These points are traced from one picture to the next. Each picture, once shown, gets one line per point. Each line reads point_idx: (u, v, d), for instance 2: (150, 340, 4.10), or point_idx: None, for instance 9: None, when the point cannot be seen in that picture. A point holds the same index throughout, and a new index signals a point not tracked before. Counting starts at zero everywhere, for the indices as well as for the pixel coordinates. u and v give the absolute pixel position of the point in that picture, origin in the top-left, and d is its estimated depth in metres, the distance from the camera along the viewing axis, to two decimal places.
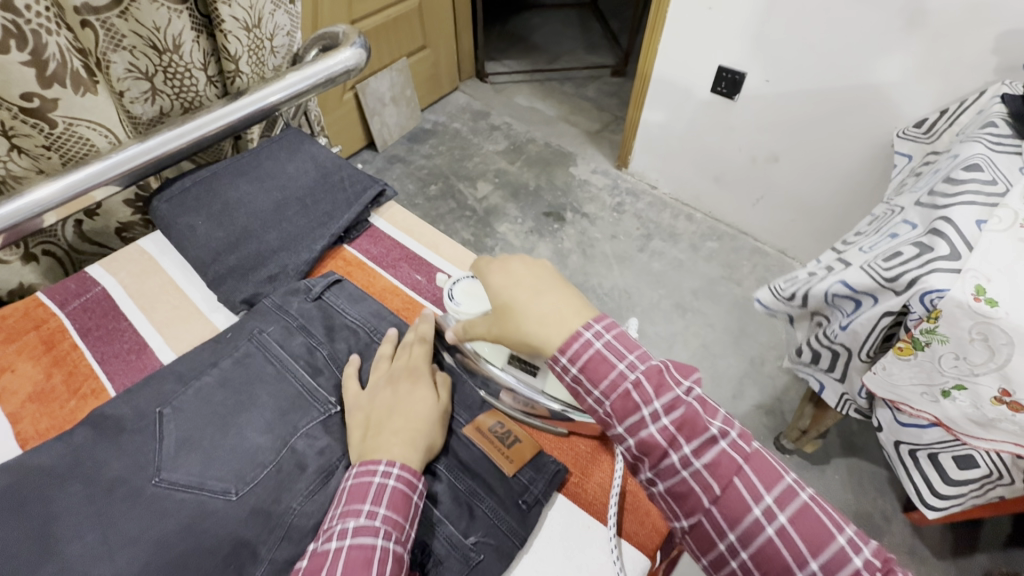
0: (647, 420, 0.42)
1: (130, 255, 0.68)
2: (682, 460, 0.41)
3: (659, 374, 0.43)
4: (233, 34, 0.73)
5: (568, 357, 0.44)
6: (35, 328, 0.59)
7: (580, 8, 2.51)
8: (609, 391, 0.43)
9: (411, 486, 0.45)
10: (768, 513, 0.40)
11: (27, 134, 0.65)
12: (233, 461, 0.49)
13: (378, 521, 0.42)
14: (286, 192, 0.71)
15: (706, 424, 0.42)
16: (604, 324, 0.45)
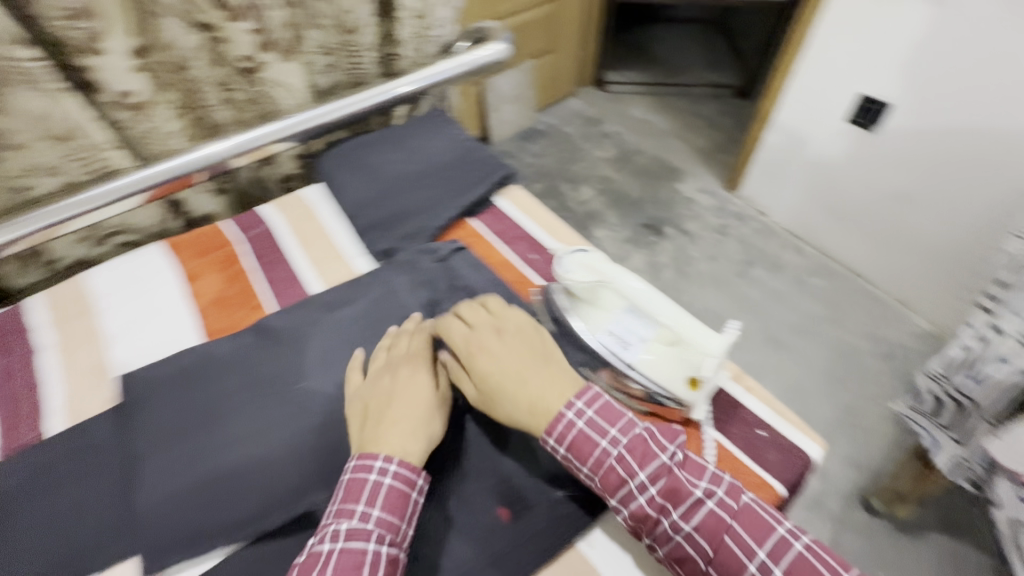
0: (637, 494, 0.45)
1: (295, 201, 0.79)
2: (675, 527, 0.44)
3: (641, 445, 0.47)
4: (403, 21, 0.84)
5: (555, 438, 0.48)
6: (220, 248, 0.71)
7: (709, 24, 2.45)
8: (596, 468, 0.47)
9: (408, 488, 0.46)
10: (762, 568, 0.42)
11: (239, 91, 0.75)
12: None
13: (371, 523, 0.44)
14: (427, 166, 0.79)
15: (689, 490, 0.45)
16: (583, 399, 0.49)
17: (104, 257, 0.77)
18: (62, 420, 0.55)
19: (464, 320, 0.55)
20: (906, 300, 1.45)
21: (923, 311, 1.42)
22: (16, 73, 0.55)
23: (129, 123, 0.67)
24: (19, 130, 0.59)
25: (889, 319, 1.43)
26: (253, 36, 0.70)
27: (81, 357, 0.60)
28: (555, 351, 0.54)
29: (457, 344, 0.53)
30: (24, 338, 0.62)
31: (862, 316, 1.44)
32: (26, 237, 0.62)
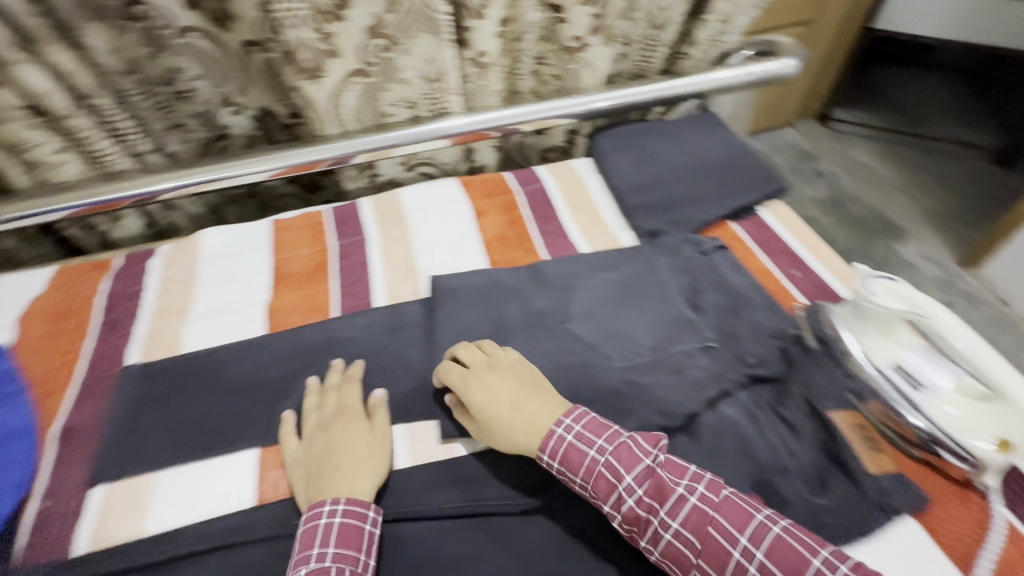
0: (624, 496, 0.47)
1: (567, 168, 0.87)
2: (662, 525, 0.45)
3: (574, 450, 0.49)
4: (707, 24, 0.87)
5: (549, 455, 0.50)
6: (504, 194, 0.82)
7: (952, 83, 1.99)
8: (587, 475, 0.48)
9: (357, 518, 0.48)
10: (746, 554, 0.42)
11: (551, 64, 0.85)
12: (621, 341, 0.62)
13: (328, 560, 0.45)
14: (700, 162, 0.81)
15: (671, 487, 0.45)
16: (572, 417, 0.51)
17: (408, 180, 0.91)
18: (382, 300, 0.69)
19: (460, 362, 0.57)
20: None
21: None
22: (424, 21, 0.67)
23: (472, 77, 0.78)
24: (406, 68, 0.72)
25: None
26: (590, 18, 0.78)
27: (396, 255, 0.74)
28: (543, 377, 0.56)
29: (457, 379, 0.55)
30: (357, 227, 0.78)
31: None
32: (374, 153, 0.78)
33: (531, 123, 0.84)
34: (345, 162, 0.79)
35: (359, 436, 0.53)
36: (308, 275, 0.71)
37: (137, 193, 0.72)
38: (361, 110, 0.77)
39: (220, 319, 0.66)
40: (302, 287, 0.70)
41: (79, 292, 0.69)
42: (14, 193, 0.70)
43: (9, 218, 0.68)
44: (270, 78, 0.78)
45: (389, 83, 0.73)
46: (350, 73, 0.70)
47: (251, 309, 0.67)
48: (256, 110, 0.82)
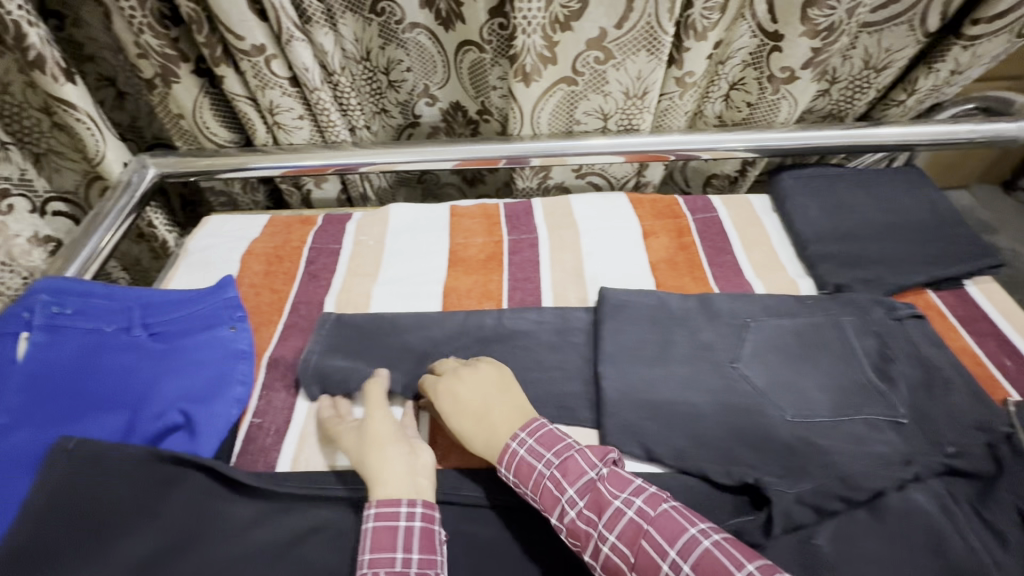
0: (566, 507, 0.48)
1: (743, 203, 0.85)
2: (600, 538, 0.46)
3: (527, 465, 0.51)
4: (935, 73, 0.79)
5: (505, 466, 0.51)
6: (674, 218, 0.82)
7: None
8: (535, 488, 0.50)
9: (388, 519, 0.47)
10: (675, 566, 0.42)
11: (747, 91, 0.83)
12: (795, 394, 0.59)
13: (366, 566, 0.45)
14: (901, 220, 0.75)
15: (609, 500, 0.47)
16: (527, 430, 0.53)
17: (576, 188, 0.93)
18: (550, 302, 0.71)
19: (435, 371, 0.60)
20: None
21: None
22: (647, 40, 0.68)
23: (669, 96, 0.79)
24: (613, 82, 0.74)
25: None
26: (808, 51, 0.73)
27: (563, 260, 0.76)
28: (514, 390, 0.57)
29: (428, 385, 0.58)
30: (530, 225, 0.81)
31: None
32: (548, 158, 0.80)
33: (710, 152, 0.83)
34: (522, 163, 0.82)
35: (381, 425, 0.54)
36: (483, 263, 0.75)
37: (344, 163, 0.80)
38: (555, 115, 0.80)
39: (403, 289, 0.72)
40: (477, 273, 0.74)
41: (290, 241, 0.79)
42: (255, 147, 0.81)
43: (250, 169, 0.79)
44: (473, 77, 0.86)
45: (592, 93, 0.76)
46: (558, 80, 0.74)
47: (430, 285, 0.73)
48: (448, 103, 0.92)
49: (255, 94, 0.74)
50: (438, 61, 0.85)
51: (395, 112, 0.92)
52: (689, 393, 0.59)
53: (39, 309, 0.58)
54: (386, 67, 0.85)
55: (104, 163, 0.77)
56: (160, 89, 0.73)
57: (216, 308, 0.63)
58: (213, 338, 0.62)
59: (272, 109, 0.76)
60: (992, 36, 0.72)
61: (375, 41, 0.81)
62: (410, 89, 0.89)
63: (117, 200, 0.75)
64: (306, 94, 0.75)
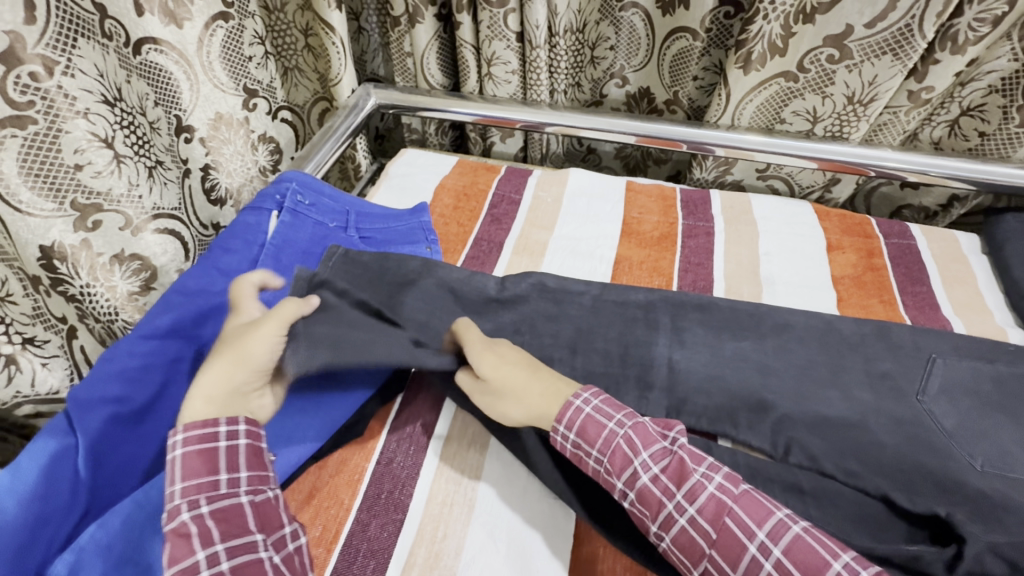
0: (639, 471, 0.47)
1: (947, 236, 0.78)
2: (677, 509, 0.45)
3: (594, 423, 0.49)
4: None
5: (566, 426, 0.50)
6: (863, 238, 0.77)
7: None
8: (604, 448, 0.48)
9: (205, 441, 0.45)
10: (763, 547, 0.42)
11: (985, 118, 0.76)
12: (987, 443, 0.54)
13: (182, 496, 0.43)
14: None
15: (691, 470, 0.46)
16: (591, 392, 0.52)
17: (753, 188, 0.91)
18: (723, 291, 0.70)
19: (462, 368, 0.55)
20: None
21: None
22: (890, 45, 0.65)
23: (894, 110, 0.74)
24: (839, 84, 0.71)
25: None
26: None
27: (739, 254, 0.75)
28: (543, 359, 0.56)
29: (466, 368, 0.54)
30: (706, 214, 0.81)
31: None
32: (730, 150, 0.80)
33: (918, 175, 0.77)
34: (703, 151, 0.81)
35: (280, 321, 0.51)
36: (657, 240, 0.77)
37: (536, 121, 0.85)
38: (760, 111, 0.78)
39: (577, 248, 0.75)
40: (649, 248, 0.76)
41: (477, 184, 0.85)
42: (463, 93, 0.88)
43: (454, 112, 0.86)
44: (674, 68, 0.85)
45: (810, 93, 0.74)
46: (778, 73, 0.73)
47: (603, 250, 0.75)
48: (637, 88, 0.93)
49: (481, 43, 0.80)
50: (644, 43, 0.86)
51: (586, 88, 0.95)
52: (866, 412, 0.56)
53: (289, 195, 0.68)
54: (594, 43, 0.88)
55: (339, 85, 0.86)
56: (402, 27, 0.82)
57: (413, 228, 0.73)
58: (412, 252, 0.72)
59: (490, 60, 0.82)
60: None
61: (592, 16, 0.84)
62: (608, 68, 0.91)
63: (344, 118, 0.85)
64: (527, 50, 0.80)
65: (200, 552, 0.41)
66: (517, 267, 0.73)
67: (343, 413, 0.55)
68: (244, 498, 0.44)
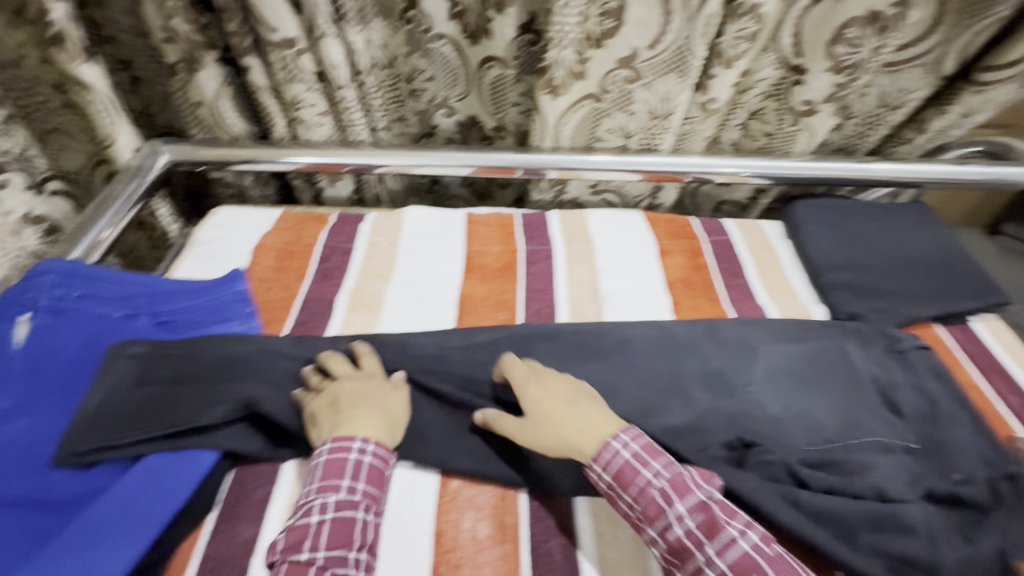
0: (673, 522, 0.45)
1: (756, 228, 0.86)
2: (707, 562, 0.43)
3: (630, 466, 0.48)
4: (943, 117, 0.83)
5: (602, 466, 0.49)
6: (688, 240, 0.82)
7: None
8: (635, 495, 0.47)
9: (343, 451, 0.49)
10: None
11: (765, 119, 0.85)
12: (801, 422, 0.58)
13: (359, 493, 0.48)
14: (910, 254, 0.76)
15: (724, 525, 0.44)
16: (630, 433, 0.51)
17: (589, 204, 0.94)
18: (567, 316, 0.70)
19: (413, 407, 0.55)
20: None
21: None
22: (678, 64, 0.69)
23: (691, 120, 0.80)
24: (639, 102, 0.75)
25: None
26: (830, 86, 0.75)
27: (579, 273, 0.76)
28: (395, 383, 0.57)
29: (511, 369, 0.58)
30: (545, 237, 0.81)
31: None
32: (564, 172, 0.81)
33: (724, 176, 0.84)
34: (540, 174, 0.82)
35: (395, 397, 0.56)
36: (500, 272, 0.75)
37: (359, 163, 0.79)
38: (577, 131, 0.80)
39: (417, 293, 0.71)
40: (491, 282, 0.73)
41: (302, 238, 0.77)
42: (272, 141, 0.80)
43: (266, 162, 0.77)
44: (493, 94, 0.85)
45: (617, 111, 0.77)
46: (584, 96, 0.74)
47: (444, 290, 0.72)
48: (465, 117, 0.91)
49: (279, 87, 0.73)
50: (460, 74, 0.84)
51: (413, 121, 0.91)
52: (702, 414, 0.58)
53: (45, 292, 0.57)
54: (409, 76, 0.85)
55: (115, 145, 0.74)
56: (182, 75, 0.72)
57: (227, 301, 0.64)
58: (224, 332, 0.63)
59: (294, 104, 0.75)
60: (1005, 82, 0.75)
61: (400, 49, 0.81)
62: (430, 100, 0.88)
63: (127, 184, 0.72)
64: (331, 91, 0.74)
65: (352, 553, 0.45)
66: (353, 325, 0.67)
67: (121, 567, 0.43)
68: (362, 515, 0.47)
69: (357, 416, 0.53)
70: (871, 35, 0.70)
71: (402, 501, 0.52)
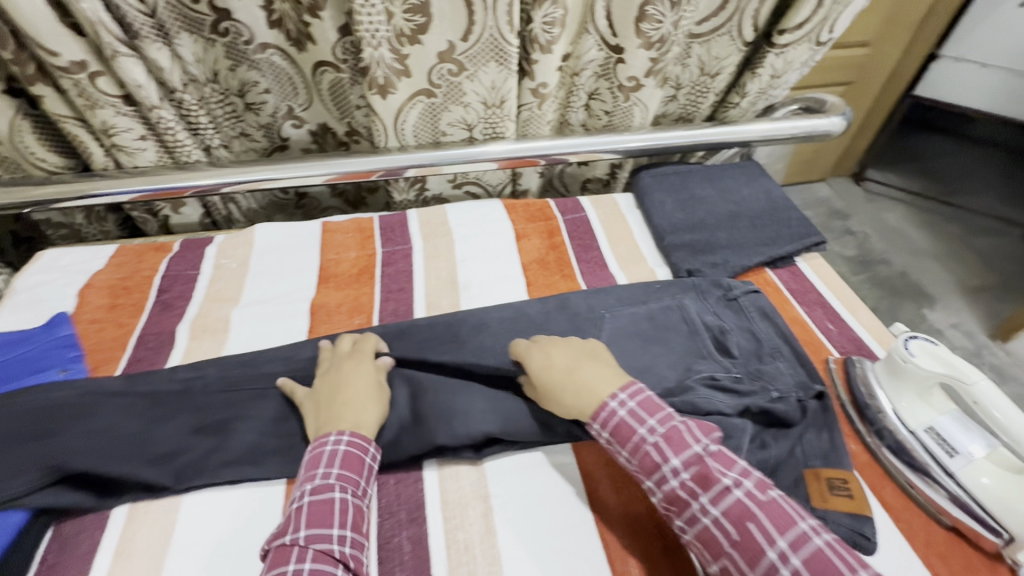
0: (669, 476, 0.47)
1: (608, 201, 0.90)
2: (703, 510, 0.45)
3: (624, 424, 0.50)
4: (758, 78, 0.90)
5: (600, 424, 0.51)
6: (544, 221, 0.85)
7: (998, 166, 2.21)
8: (632, 453, 0.49)
9: (320, 445, 0.51)
10: (783, 556, 0.41)
11: (602, 98, 0.89)
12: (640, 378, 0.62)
13: (333, 477, 0.49)
14: (740, 208, 0.83)
15: (717, 476, 0.45)
16: (627, 392, 0.52)
17: (454, 198, 0.95)
18: (423, 310, 0.71)
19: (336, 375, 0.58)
20: None
21: None
22: (496, 52, 0.71)
23: (528, 105, 0.82)
24: (470, 93, 0.76)
25: None
26: (647, 62, 0.79)
27: (437, 267, 0.77)
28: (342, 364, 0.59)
29: (522, 351, 0.59)
30: (404, 237, 0.81)
31: None
32: (424, 168, 0.82)
33: (575, 154, 0.87)
34: (397, 175, 0.82)
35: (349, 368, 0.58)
36: (356, 277, 0.74)
37: (203, 184, 0.76)
38: (419, 127, 0.81)
39: (267, 309, 0.69)
40: (348, 288, 0.73)
41: (140, 270, 0.73)
42: (94, 172, 0.75)
43: (90, 194, 0.72)
44: (335, 99, 0.86)
45: (452, 104, 0.78)
46: (416, 91, 0.75)
47: (296, 303, 0.70)
48: (315, 125, 0.90)
49: (85, 114, 0.69)
50: (296, 82, 0.83)
51: (258, 136, 0.89)
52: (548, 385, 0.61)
53: None
54: (239, 89, 0.82)
55: None
56: None
57: (47, 347, 0.61)
58: (42, 382, 0.59)
59: (106, 130, 0.71)
60: (797, 44, 0.84)
61: (222, 63, 0.78)
62: (271, 112, 0.86)
63: None
64: (145, 113, 0.71)
65: (334, 530, 0.45)
66: (196, 353, 0.64)
67: None
68: (338, 495, 0.48)
69: (336, 408, 0.54)
70: (667, 10, 0.73)
71: (248, 520, 0.52)
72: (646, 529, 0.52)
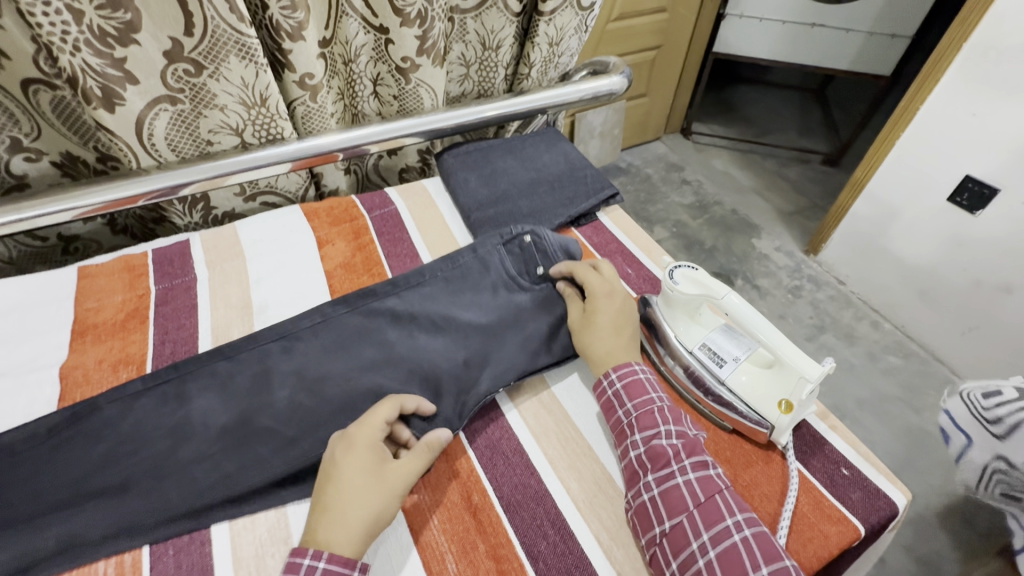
0: (661, 435, 0.54)
1: (415, 189, 0.88)
2: (678, 470, 0.51)
3: (679, 413, 0.56)
4: (538, 46, 0.92)
5: (618, 376, 0.58)
6: (350, 221, 0.82)
7: (793, 105, 2.55)
8: (637, 405, 0.56)
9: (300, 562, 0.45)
10: (737, 525, 0.47)
11: (387, 84, 0.86)
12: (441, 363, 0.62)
13: None
14: (540, 174, 0.85)
15: (700, 453, 0.53)
16: (645, 366, 0.61)
17: (250, 211, 0.87)
18: (208, 343, 0.66)
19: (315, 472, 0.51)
20: (936, 353, 1.59)
21: (956, 367, 1.55)
22: (236, 46, 0.64)
23: (301, 100, 0.76)
24: (221, 94, 0.69)
25: (920, 387, 1.52)
26: (415, 40, 0.77)
27: (227, 293, 0.71)
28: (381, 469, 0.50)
29: (580, 270, 0.67)
30: (185, 267, 0.73)
31: (894, 409, 1.47)
32: (203, 184, 0.73)
33: (380, 143, 0.82)
34: (173, 195, 0.72)
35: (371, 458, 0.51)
36: (120, 325, 0.66)
37: None
38: (175, 139, 0.71)
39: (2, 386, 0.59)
40: (111, 338, 0.65)
41: None
42: None
43: None
44: (67, 119, 0.74)
45: (205, 109, 0.70)
46: (154, 99, 0.66)
47: (41, 371, 0.61)
48: (58, 155, 0.77)
49: None
50: (10, 107, 0.70)
51: None
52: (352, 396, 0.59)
53: None
54: None
55: None
56: None
57: None
58: None
59: None
60: (562, 10, 0.87)
61: None
62: None
63: None
64: None
65: None
66: None
67: None
68: None
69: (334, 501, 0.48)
70: None
71: None
72: (463, 520, 0.53)
